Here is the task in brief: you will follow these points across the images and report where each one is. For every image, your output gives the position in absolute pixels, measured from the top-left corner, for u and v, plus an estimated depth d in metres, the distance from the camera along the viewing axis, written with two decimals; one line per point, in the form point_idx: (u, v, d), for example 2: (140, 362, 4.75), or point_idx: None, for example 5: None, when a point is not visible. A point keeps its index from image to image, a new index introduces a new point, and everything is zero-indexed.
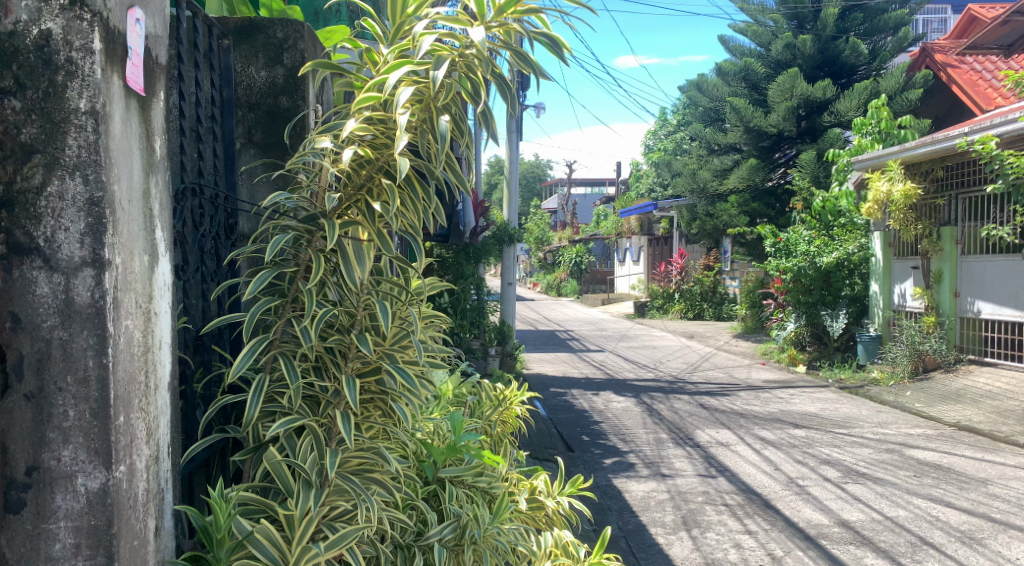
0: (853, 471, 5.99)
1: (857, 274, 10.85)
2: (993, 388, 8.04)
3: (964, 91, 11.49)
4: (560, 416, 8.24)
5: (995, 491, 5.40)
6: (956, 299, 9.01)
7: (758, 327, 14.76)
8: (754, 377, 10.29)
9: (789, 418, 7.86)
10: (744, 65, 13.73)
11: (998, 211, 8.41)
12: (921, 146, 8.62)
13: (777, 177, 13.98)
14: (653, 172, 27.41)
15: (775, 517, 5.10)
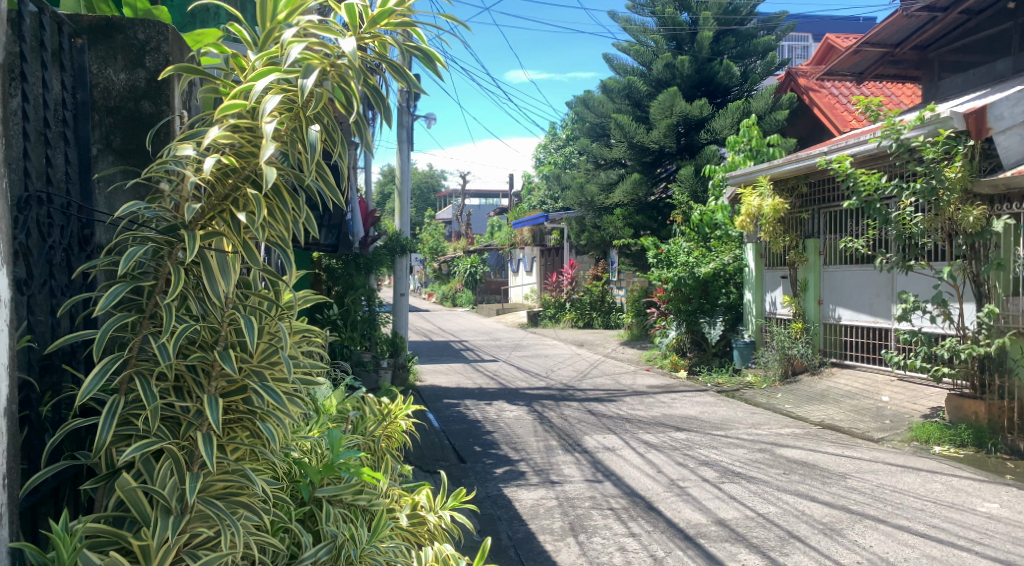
0: (729, 471, 6.28)
1: (733, 283, 11.40)
2: (851, 388, 8.68)
3: (824, 113, 12.39)
4: (452, 427, 8.20)
5: (852, 484, 5.81)
6: (820, 306, 9.69)
7: (643, 335, 15.29)
8: (639, 383, 10.63)
9: (672, 422, 8.16)
10: (627, 83, 14.27)
11: (854, 224, 9.09)
12: (788, 163, 9.21)
13: (659, 191, 14.56)
14: (544, 185, 27.92)
15: (658, 518, 5.27)
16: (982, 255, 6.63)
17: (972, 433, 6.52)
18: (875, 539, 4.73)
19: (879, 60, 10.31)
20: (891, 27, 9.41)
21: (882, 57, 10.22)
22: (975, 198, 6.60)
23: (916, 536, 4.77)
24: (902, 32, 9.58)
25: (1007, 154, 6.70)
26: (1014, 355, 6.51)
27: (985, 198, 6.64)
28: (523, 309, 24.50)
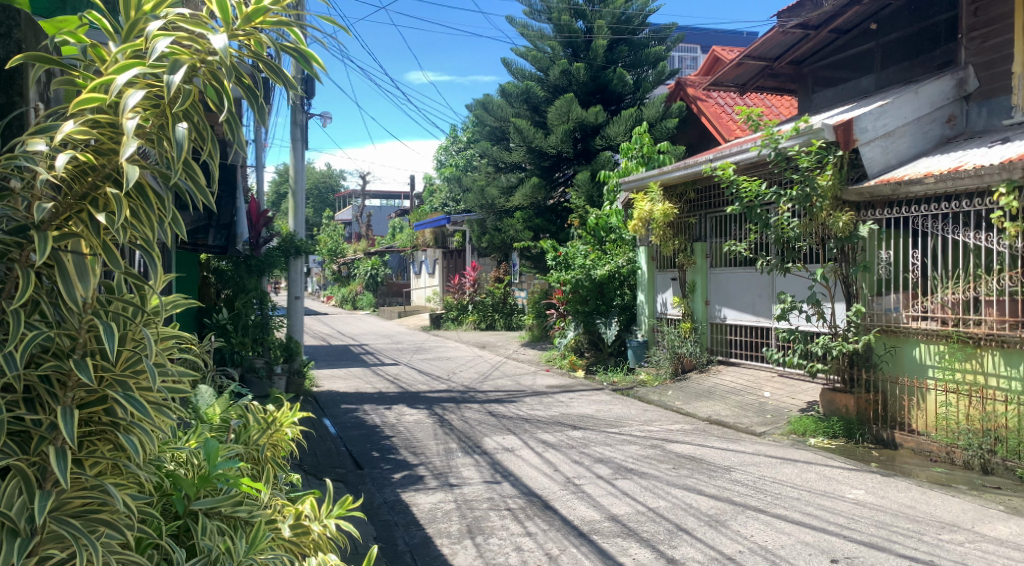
0: (623, 467, 6.45)
1: (627, 285, 11.73)
2: (736, 384, 9.11)
3: (710, 122, 12.95)
4: (350, 433, 8.04)
5: (736, 476, 6.10)
6: (707, 306, 10.11)
7: (544, 336, 15.53)
8: (538, 384, 10.76)
9: (569, 421, 8.31)
10: (525, 88, 14.44)
11: (737, 229, 9.54)
12: (676, 170, 9.58)
13: (557, 195, 14.81)
14: (445, 187, 27.86)
15: (553, 517, 5.35)
16: (851, 259, 7.08)
17: (842, 425, 6.97)
18: (755, 529, 4.98)
19: (759, 73, 10.85)
20: (769, 41, 9.94)
21: (762, 70, 10.77)
22: (844, 205, 7.10)
23: (792, 523, 5.05)
24: (779, 47, 10.14)
25: (871, 164, 7.21)
26: (878, 350, 7.01)
27: (852, 205, 7.13)
28: (426, 311, 24.35)
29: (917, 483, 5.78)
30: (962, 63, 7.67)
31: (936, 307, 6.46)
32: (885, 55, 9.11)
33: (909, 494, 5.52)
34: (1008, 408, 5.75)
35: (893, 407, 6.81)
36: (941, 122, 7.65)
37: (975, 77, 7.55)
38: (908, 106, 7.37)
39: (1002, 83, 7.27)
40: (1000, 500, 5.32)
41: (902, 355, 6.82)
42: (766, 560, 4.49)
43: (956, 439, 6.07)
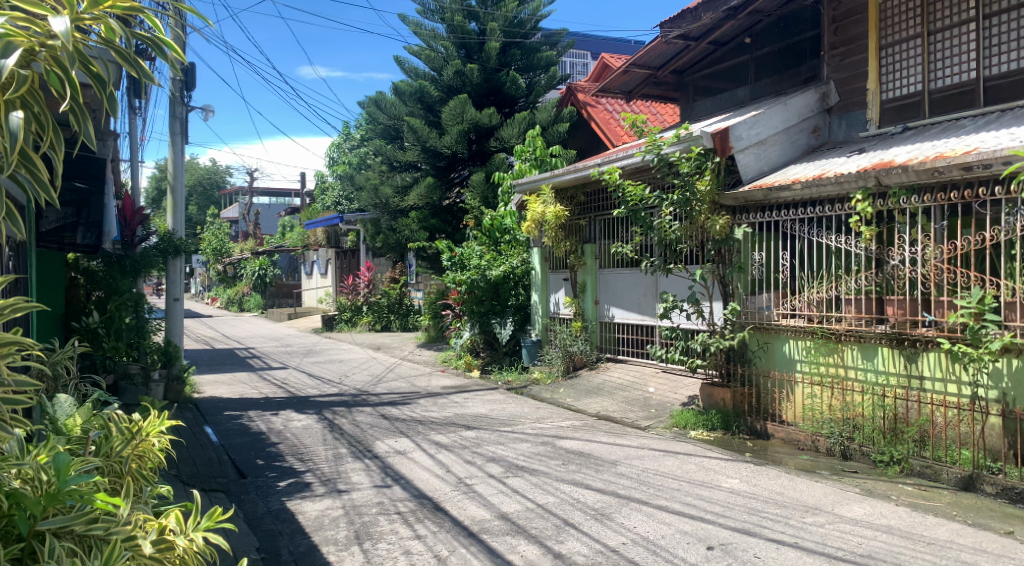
0: (514, 465, 6.51)
1: (522, 285, 11.88)
2: (624, 380, 9.38)
3: (600, 127, 13.32)
4: (234, 441, 7.71)
5: (622, 470, 6.27)
6: (597, 306, 10.37)
7: (440, 336, 15.48)
8: (433, 385, 10.68)
9: (462, 421, 8.31)
10: (418, 87, 14.28)
11: (624, 231, 9.84)
12: (567, 173, 9.76)
13: (452, 196, 14.72)
14: (337, 185, 27.21)
15: (443, 518, 5.32)
16: (728, 260, 7.47)
17: (720, 417, 7.33)
18: (638, 520, 5.14)
19: (643, 81, 11.22)
20: (653, 51, 10.27)
21: (646, 78, 11.13)
22: (721, 209, 7.44)
23: (672, 514, 5.25)
24: (662, 57, 10.51)
25: (745, 170, 7.62)
26: (752, 346, 7.39)
27: (728, 208, 7.49)
28: (317, 313, 23.66)
29: (786, 470, 6.15)
30: (825, 79, 8.20)
31: (803, 305, 6.84)
32: (758, 68, 9.62)
33: (779, 481, 5.86)
34: (864, 398, 6.19)
35: (765, 399, 7.19)
36: (808, 133, 8.12)
37: (836, 91, 8.08)
38: (778, 116, 7.80)
39: (860, 99, 7.83)
40: (857, 482, 5.74)
41: (773, 351, 7.20)
42: (648, 551, 4.64)
43: (820, 429, 6.49)
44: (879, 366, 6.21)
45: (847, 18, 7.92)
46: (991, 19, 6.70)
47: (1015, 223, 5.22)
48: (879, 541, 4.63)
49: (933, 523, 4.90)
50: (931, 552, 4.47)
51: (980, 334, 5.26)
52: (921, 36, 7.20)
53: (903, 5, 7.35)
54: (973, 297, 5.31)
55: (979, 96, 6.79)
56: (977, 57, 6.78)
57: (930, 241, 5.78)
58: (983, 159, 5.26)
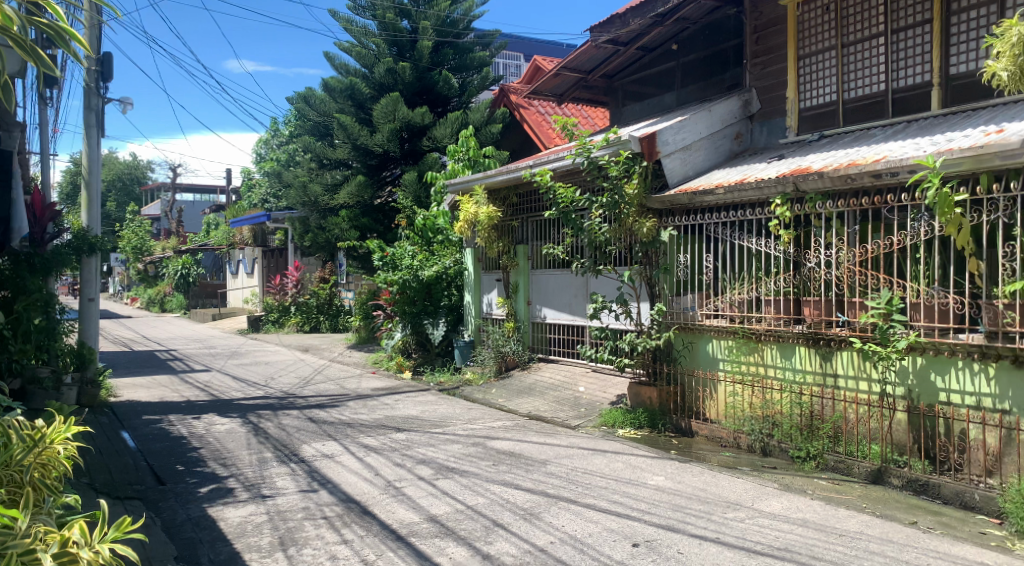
0: (444, 467, 6.46)
1: (454, 285, 11.83)
2: (555, 380, 9.45)
3: (532, 129, 13.44)
4: (152, 446, 7.40)
5: (552, 469, 6.31)
6: (529, 306, 10.43)
7: (371, 338, 15.26)
8: (363, 387, 10.52)
9: (393, 423, 8.20)
10: (349, 83, 14.00)
11: (556, 233, 9.92)
12: (499, 174, 9.77)
13: (384, 194, 14.56)
14: (265, 182, 26.54)
15: (371, 522, 5.24)
16: (654, 261, 7.60)
17: (647, 416, 7.47)
18: (566, 519, 5.18)
19: (574, 84, 11.33)
20: (584, 55, 10.40)
21: (577, 81, 11.24)
22: (648, 212, 7.60)
23: (600, 512, 5.31)
24: (592, 61, 10.64)
25: (671, 174, 7.79)
26: (677, 346, 7.57)
27: (655, 212, 7.65)
28: (243, 313, 22.98)
29: (709, 467, 6.31)
30: (747, 86, 8.46)
31: (725, 306, 7.05)
32: (684, 74, 9.85)
33: (702, 478, 6.01)
34: (782, 395, 6.40)
35: (690, 397, 7.37)
36: (731, 139, 8.34)
37: (757, 99, 8.34)
38: (702, 122, 7.99)
39: (780, 107, 8.10)
40: (776, 478, 5.93)
41: (697, 350, 7.39)
42: (575, 549, 4.69)
43: (741, 425, 6.70)
44: (797, 364, 6.44)
45: (768, 28, 8.19)
46: (899, 34, 7.02)
47: (920, 228, 5.48)
48: (795, 535, 4.80)
49: (845, 515, 5.11)
50: (843, 543, 4.65)
51: (888, 334, 5.51)
52: (836, 48, 7.50)
53: (820, 17, 7.64)
54: (882, 298, 5.57)
55: (888, 107, 7.11)
56: (887, 70, 7.10)
57: (843, 245, 6.03)
58: (891, 167, 5.51)
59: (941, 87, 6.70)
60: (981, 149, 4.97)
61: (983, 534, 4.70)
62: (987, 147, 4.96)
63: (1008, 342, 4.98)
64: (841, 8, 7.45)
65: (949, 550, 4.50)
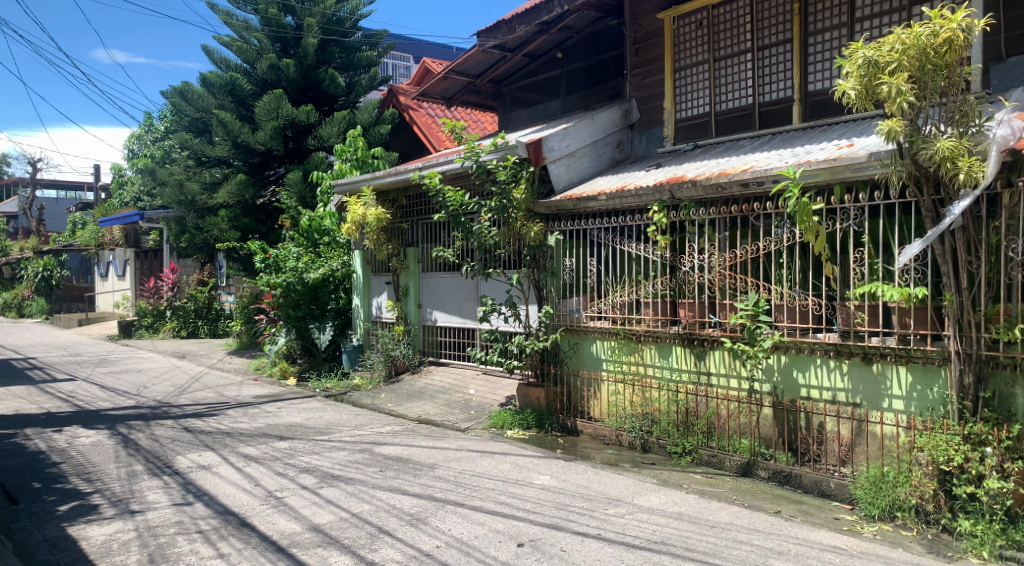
0: (328, 475, 6.30)
1: (342, 288, 11.56)
2: (445, 384, 9.42)
3: (422, 131, 13.46)
4: (4, 463, 6.80)
5: (439, 473, 6.28)
6: (420, 309, 10.33)
7: (253, 343, 14.68)
8: (244, 394, 10.09)
9: (275, 432, 7.91)
10: (229, 79, 13.42)
11: (446, 235, 9.91)
12: (387, 176, 9.65)
13: (267, 194, 14.10)
14: (138, 179, 25.01)
15: (250, 534, 5.04)
16: (541, 265, 7.73)
17: (535, 416, 7.57)
18: (452, 522, 5.17)
19: (462, 89, 11.34)
20: (472, 59, 10.41)
21: (465, 86, 11.26)
22: (535, 217, 7.74)
23: (486, 514, 5.34)
24: (480, 66, 10.67)
25: (556, 180, 7.92)
26: (564, 347, 7.73)
27: (542, 216, 7.80)
28: (114, 319, 21.56)
29: (592, 464, 6.47)
30: (628, 96, 8.75)
31: (608, 308, 7.26)
32: (569, 82, 10.07)
33: (585, 476, 6.15)
34: (660, 393, 6.64)
35: (576, 397, 7.54)
36: (614, 147, 8.58)
37: (637, 109, 8.65)
38: (586, 130, 8.19)
39: (657, 116, 8.44)
40: (654, 473, 6.16)
41: (582, 351, 7.58)
42: (460, 552, 4.69)
43: (623, 423, 6.92)
44: (673, 364, 6.71)
45: (646, 40, 8.51)
46: (764, 51, 7.47)
47: (783, 235, 5.85)
48: (671, 528, 5.00)
49: (717, 507, 5.38)
50: (714, 534, 4.89)
51: (755, 334, 5.84)
52: (708, 62, 7.90)
53: (693, 32, 8.01)
54: (749, 300, 5.90)
55: (755, 120, 7.55)
56: (754, 85, 7.55)
57: (714, 250, 6.35)
58: (757, 177, 5.86)
59: (800, 102, 7.20)
60: (834, 161, 5.37)
61: (836, 519, 5.07)
62: (839, 159, 5.36)
63: (859, 340, 5.39)
64: (713, 24, 7.84)
65: (808, 536, 4.81)
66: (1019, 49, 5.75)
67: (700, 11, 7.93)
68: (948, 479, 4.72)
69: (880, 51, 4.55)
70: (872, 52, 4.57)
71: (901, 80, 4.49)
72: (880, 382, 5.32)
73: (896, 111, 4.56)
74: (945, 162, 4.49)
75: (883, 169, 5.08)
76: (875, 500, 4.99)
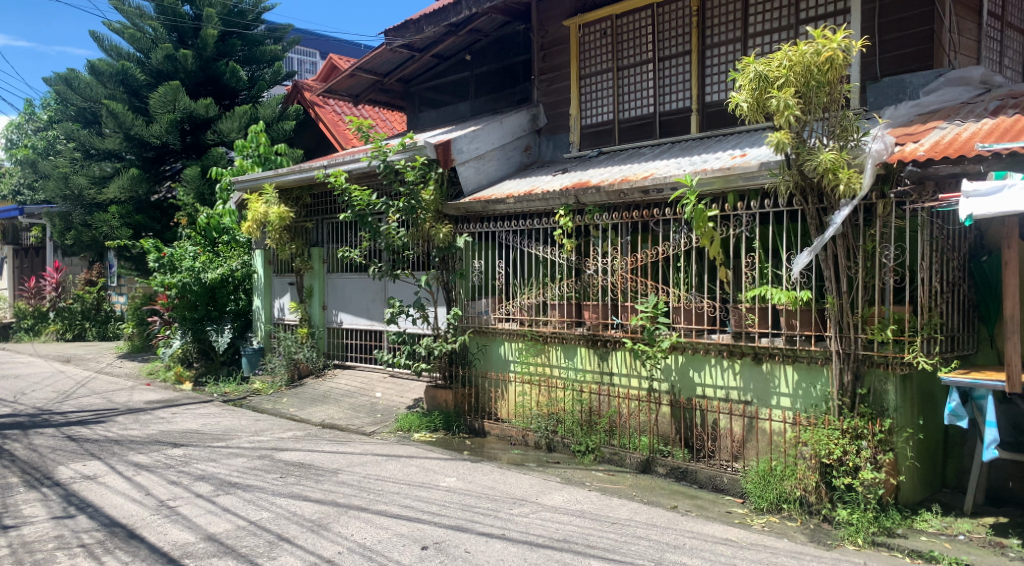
0: (225, 482, 6.07)
1: (241, 289, 11.16)
2: (350, 387, 9.25)
3: (328, 129, 13.19)
4: None
5: (343, 478, 6.16)
6: (324, 311, 10.13)
7: (147, 346, 13.95)
8: (135, 400, 9.58)
9: (169, 439, 7.55)
10: (121, 68, 12.71)
11: (352, 235, 9.74)
12: (291, 173, 9.40)
13: (163, 191, 13.45)
14: (17, 172, 23.31)
15: (138, 546, 4.80)
16: (450, 267, 7.74)
17: (442, 418, 7.55)
18: (355, 527, 5.08)
19: (370, 87, 11.16)
20: (379, 58, 10.25)
21: (372, 84, 11.07)
22: (444, 218, 7.73)
23: (390, 517, 5.28)
24: (388, 65, 10.50)
25: (465, 182, 7.92)
26: (472, 349, 7.75)
27: (451, 218, 7.80)
28: None
29: (498, 465, 6.51)
30: (535, 101, 8.87)
31: (515, 310, 7.33)
32: (478, 85, 10.12)
33: (491, 477, 6.17)
34: (565, 393, 6.77)
35: (483, 398, 7.59)
36: (521, 151, 8.66)
37: (544, 114, 8.77)
38: (494, 133, 8.23)
39: (563, 122, 8.59)
40: (558, 472, 6.26)
41: (490, 352, 7.63)
42: (363, 557, 4.62)
43: (529, 423, 6.99)
44: (578, 364, 6.85)
45: (553, 46, 8.65)
46: (665, 62, 7.71)
47: (681, 240, 6.05)
48: (573, 525, 5.09)
49: (618, 504, 5.51)
50: (614, 530, 5.01)
51: (654, 335, 6.04)
52: (612, 71, 8.10)
53: (598, 40, 8.19)
54: (649, 303, 6.09)
55: (656, 128, 7.80)
56: (656, 94, 7.78)
57: (617, 254, 6.49)
58: (656, 184, 6.05)
59: (698, 113, 7.47)
60: (727, 170, 5.61)
61: (728, 512, 5.30)
62: (732, 169, 5.61)
63: (750, 341, 5.65)
64: (617, 33, 8.04)
65: (702, 529, 5.01)
66: (892, 70, 6.21)
67: (605, 19, 8.11)
68: (829, 471, 5.02)
69: (769, 66, 4.80)
70: (762, 66, 4.81)
71: (788, 94, 4.75)
72: (769, 381, 5.60)
73: (784, 123, 4.83)
74: (828, 173, 4.78)
75: (772, 178, 5.35)
76: (764, 494, 5.25)
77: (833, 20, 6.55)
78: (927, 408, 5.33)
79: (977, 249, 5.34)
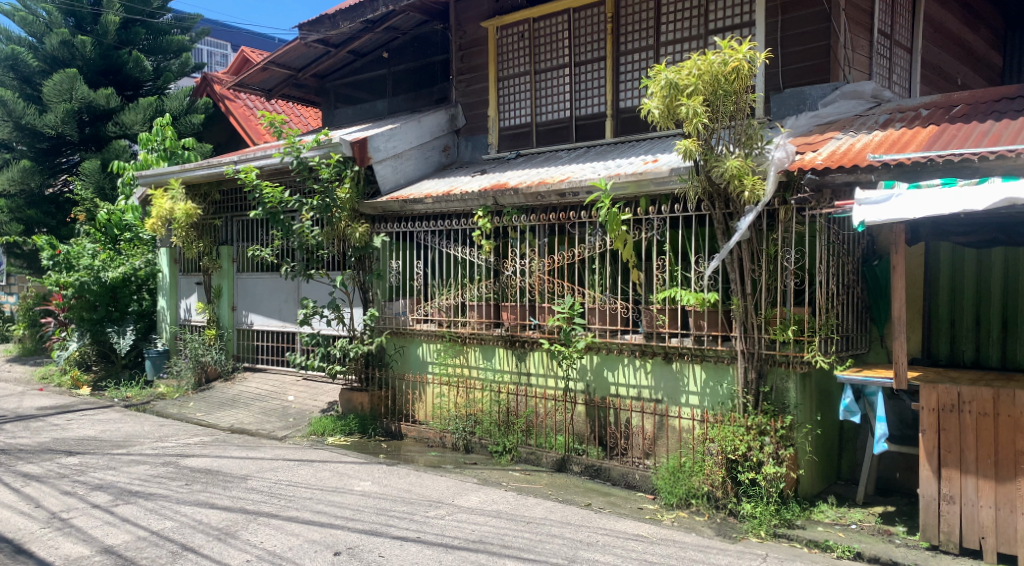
0: (125, 491, 5.78)
1: (145, 289, 10.68)
2: (260, 391, 8.96)
3: (239, 123, 12.68)
4: None
5: (252, 484, 5.97)
6: (233, 312, 9.80)
7: (39, 349, 13.10)
8: (26, 406, 9.00)
9: (62, 447, 7.12)
10: (10, 52, 11.94)
11: (263, 233, 9.47)
12: (198, 169, 9.01)
13: (57, 184, 12.62)
14: None
15: (25, 562, 4.50)
16: (367, 267, 7.63)
17: (357, 421, 7.40)
18: (265, 535, 4.93)
19: (284, 81, 10.85)
20: (293, 52, 9.98)
21: (286, 78, 10.77)
22: (360, 217, 7.63)
23: (302, 523, 5.14)
24: (302, 59, 10.23)
25: (382, 181, 7.80)
26: (389, 350, 7.66)
27: (367, 218, 7.69)
28: None
29: (415, 468, 6.44)
30: (453, 102, 8.84)
31: (433, 311, 7.27)
32: (395, 83, 10.01)
33: (407, 479, 6.10)
34: (483, 394, 6.79)
35: (400, 400, 7.51)
36: (439, 151, 8.62)
37: (462, 115, 8.75)
38: (412, 132, 8.16)
39: (482, 124, 8.60)
40: (475, 473, 6.25)
41: (408, 354, 7.55)
42: None
43: (446, 425, 6.95)
44: (496, 365, 6.87)
45: (472, 48, 8.65)
46: (581, 66, 7.82)
47: (596, 242, 6.12)
48: (489, 526, 5.10)
49: (533, 504, 5.55)
50: (530, 529, 5.04)
51: (570, 336, 6.10)
52: (530, 73, 8.17)
53: (516, 43, 8.24)
54: (566, 304, 6.15)
55: (572, 132, 7.90)
56: (572, 98, 7.88)
57: (534, 255, 6.53)
58: (572, 187, 6.12)
59: (613, 118, 7.61)
60: (640, 175, 5.74)
61: (640, 509, 5.42)
62: (644, 174, 5.74)
63: (660, 341, 5.77)
64: (534, 36, 8.11)
65: (615, 526, 5.10)
66: (795, 82, 6.49)
67: (523, 22, 8.16)
68: (734, 467, 5.20)
69: (680, 74, 4.94)
70: (673, 75, 4.94)
71: (696, 102, 4.90)
72: (680, 380, 5.76)
73: (692, 131, 4.99)
74: (733, 179, 4.96)
75: (682, 184, 5.51)
76: (674, 489, 5.39)
77: (739, 31, 6.78)
78: (824, 404, 5.60)
79: (869, 254, 5.64)
